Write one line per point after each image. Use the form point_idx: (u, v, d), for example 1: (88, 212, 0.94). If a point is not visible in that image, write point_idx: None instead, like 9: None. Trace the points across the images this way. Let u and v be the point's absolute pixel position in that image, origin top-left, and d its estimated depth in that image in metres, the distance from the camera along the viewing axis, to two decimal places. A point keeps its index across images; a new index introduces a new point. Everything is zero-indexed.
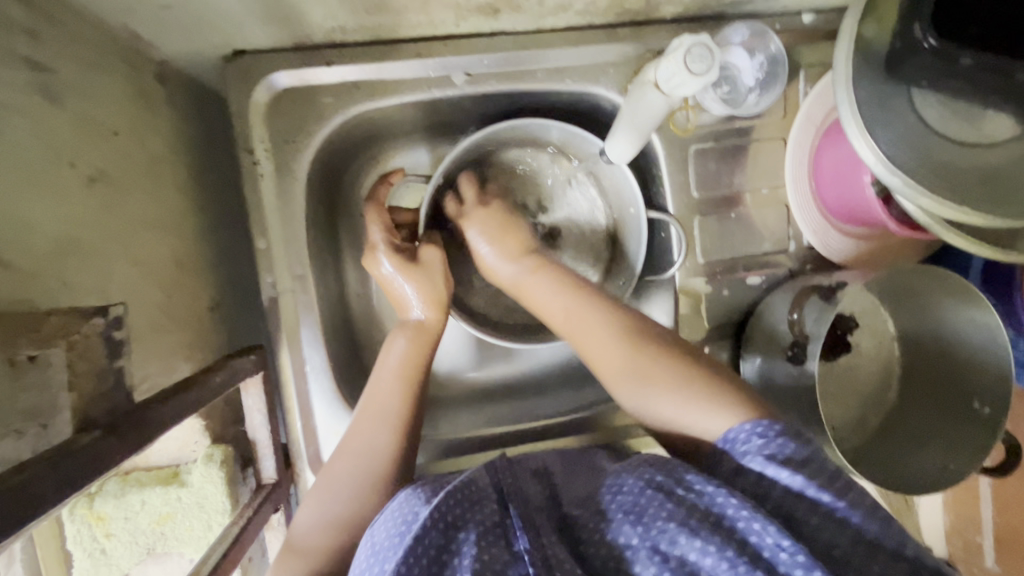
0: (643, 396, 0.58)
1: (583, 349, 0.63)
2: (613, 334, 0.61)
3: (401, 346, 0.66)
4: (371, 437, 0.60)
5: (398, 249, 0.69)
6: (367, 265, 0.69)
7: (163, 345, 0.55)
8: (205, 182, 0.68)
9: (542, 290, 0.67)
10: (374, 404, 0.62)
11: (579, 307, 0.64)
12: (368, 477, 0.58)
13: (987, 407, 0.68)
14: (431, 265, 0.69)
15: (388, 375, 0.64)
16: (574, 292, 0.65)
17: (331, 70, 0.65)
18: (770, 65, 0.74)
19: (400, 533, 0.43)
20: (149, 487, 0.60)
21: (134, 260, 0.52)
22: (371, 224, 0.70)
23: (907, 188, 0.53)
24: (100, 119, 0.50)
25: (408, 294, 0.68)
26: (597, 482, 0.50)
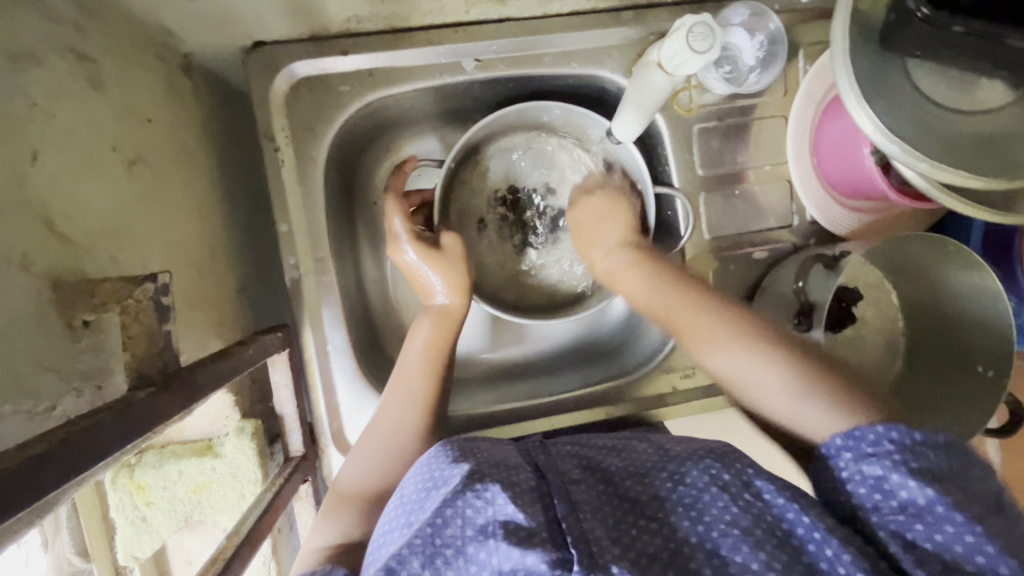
0: (741, 367, 0.60)
1: (684, 332, 0.65)
2: (718, 315, 0.63)
3: (426, 330, 0.68)
4: (398, 415, 0.63)
5: (420, 238, 0.71)
6: (390, 253, 0.72)
7: (196, 321, 0.58)
8: (228, 170, 0.71)
9: (638, 286, 0.70)
10: (399, 385, 0.65)
11: (675, 296, 0.67)
12: (394, 452, 0.61)
13: (990, 370, 0.69)
14: (453, 254, 0.72)
15: (414, 358, 0.66)
16: (665, 280, 0.69)
17: (348, 59, 0.68)
18: (769, 44, 0.76)
19: (427, 488, 0.47)
20: (185, 457, 0.61)
21: (168, 241, 0.55)
22: (393, 215, 0.71)
23: (906, 155, 0.55)
24: (135, 106, 0.53)
25: (430, 279, 0.70)
26: (656, 461, 0.51)
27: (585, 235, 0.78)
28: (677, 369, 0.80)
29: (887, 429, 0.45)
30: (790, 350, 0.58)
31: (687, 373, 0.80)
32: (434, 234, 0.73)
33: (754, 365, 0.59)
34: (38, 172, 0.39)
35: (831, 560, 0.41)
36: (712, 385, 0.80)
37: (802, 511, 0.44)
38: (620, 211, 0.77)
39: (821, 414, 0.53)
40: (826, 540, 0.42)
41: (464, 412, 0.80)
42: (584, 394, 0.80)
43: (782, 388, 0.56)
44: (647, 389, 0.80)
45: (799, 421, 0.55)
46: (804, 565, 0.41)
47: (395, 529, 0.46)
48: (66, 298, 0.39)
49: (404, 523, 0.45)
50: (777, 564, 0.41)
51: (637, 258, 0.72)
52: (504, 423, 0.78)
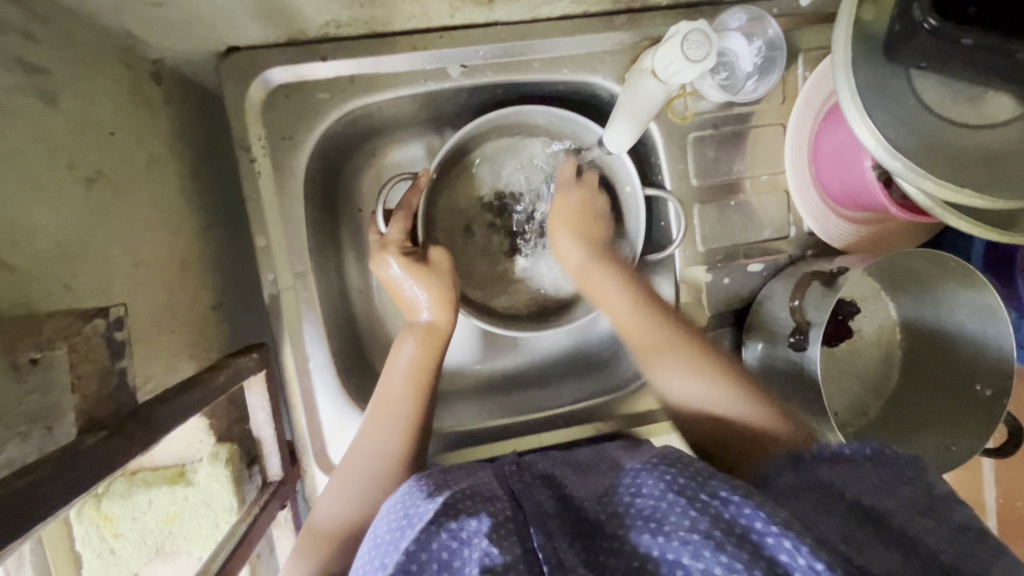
0: (699, 397, 0.62)
1: (663, 377, 0.64)
2: (690, 351, 0.64)
3: (411, 348, 0.65)
4: (380, 439, 0.60)
5: (406, 252, 0.69)
6: (374, 266, 0.69)
7: (165, 344, 0.55)
8: (203, 181, 0.68)
9: (620, 309, 0.68)
10: (382, 407, 0.62)
11: (657, 334, 0.65)
12: (377, 476, 0.58)
13: (988, 389, 0.68)
14: (441, 268, 0.69)
15: (399, 378, 0.63)
16: (648, 310, 0.67)
17: (327, 65, 0.65)
18: (768, 50, 0.73)
19: (401, 527, 0.43)
20: (156, 486, 0.59)
21: (134, 261, 0.52)
22: (393, 227, 0.70)
23: (909, 173, 0.52)
24: (95, 119, 0.50)
25: (416, 294, 0.67)
26: (614, 480, 0.48)
27: (555, 234, 0.74)
28: None
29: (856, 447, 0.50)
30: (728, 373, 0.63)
31: None
32: (420, 248, 0.71)
33: (714, 387, 0.62)
34: None
35: (791, 552, 0.39)
36: None
37: (755, 504, 0.41)
38: (589, 209, 0.74)
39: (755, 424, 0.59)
40: (784, 532, 0.39)
41: (452, 429, 0.77)
42: (573, 410, 0.78)
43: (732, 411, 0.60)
44: (640, 405, 0.78)
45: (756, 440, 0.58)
46: (766, 562, 0.39)
47: (370, 572, 0.42)
48: (11, 337, 0.35)
49: (378, 566, 0.42)
50: (740, 565, 0.39)
51: (614, 265, 0.71)
52: (492, 440, 0.76)
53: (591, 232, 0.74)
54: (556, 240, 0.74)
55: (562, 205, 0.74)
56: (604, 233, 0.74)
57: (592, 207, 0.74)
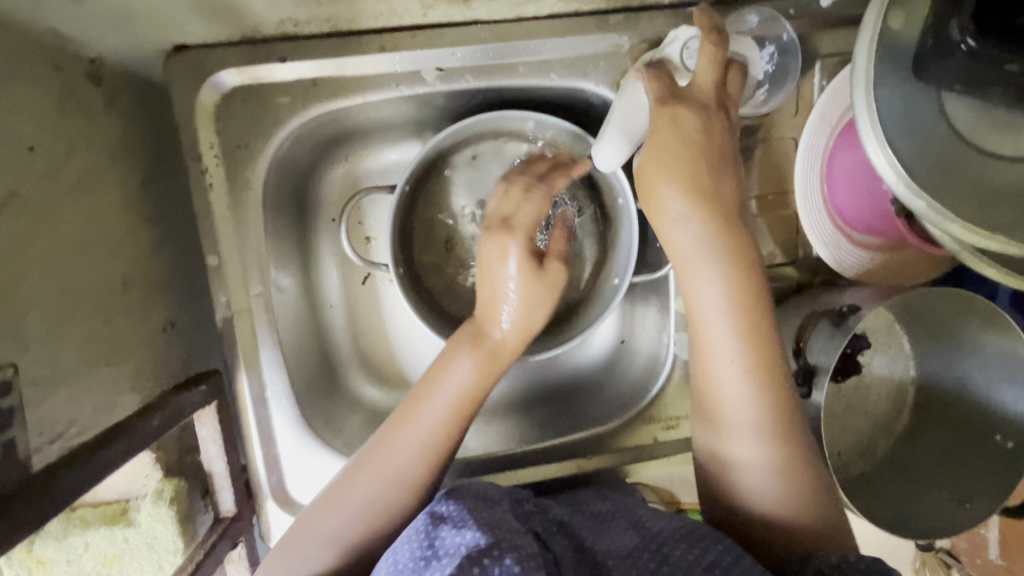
0: (765, 505, 0.50)
1: (739, 458, 0.52)
2: (791, 448, 0.50)
3: (466, 369, 0.57)
4: (400, 460, 0.53)
5: (531, 253, 0.61)
6: (487, 243, 0.61)
7: (101, 378, 0.51)
8: (153, 191, 0.62)
9: (730, 379, 0.51)
10: (414, 427, 0.54)
11: (762, 417, 0.50)
12: (388, 501, 0.53)
13: (1010, 442, 0.62)
14: (552, 286, 0.61)
15: (446, 399, 0.55)
16: (762, 385, 0.50)
17: (286, 66, 0.58)
18: (781, 55, 0.65)
19: (426, 558, 0.43)
20: (94, 526, 0.55)
21: (57, 291, 0.47)
22: (526, 208, 0.62)
23: (934, 215, 0.45)
24: (10, 131, 0.44)
25: (506, 295, 0.60)
26: (637, 543, 0.48)
27: (661, 190, 0.51)
28: (660, 419, 0.73)
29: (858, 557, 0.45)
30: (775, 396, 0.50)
31: (671, 424, 0.73)
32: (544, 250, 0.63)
33: (796, 500, 0.50)
34: None
35: None
36: None
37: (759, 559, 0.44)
38: (710, 147, 0.51)
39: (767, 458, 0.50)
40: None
41: None
42: (556, 445, 0.73)
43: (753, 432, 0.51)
44: (627, 440, 0.73)
45: (751, 471, 0.51)
46: None
47: None
48: None
49: None
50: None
51: (740, 288, 0.50)
52: (465, 474, 0.72)
53: (729, 254, 0.50)
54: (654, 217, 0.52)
55: (661, 164, 0.51)
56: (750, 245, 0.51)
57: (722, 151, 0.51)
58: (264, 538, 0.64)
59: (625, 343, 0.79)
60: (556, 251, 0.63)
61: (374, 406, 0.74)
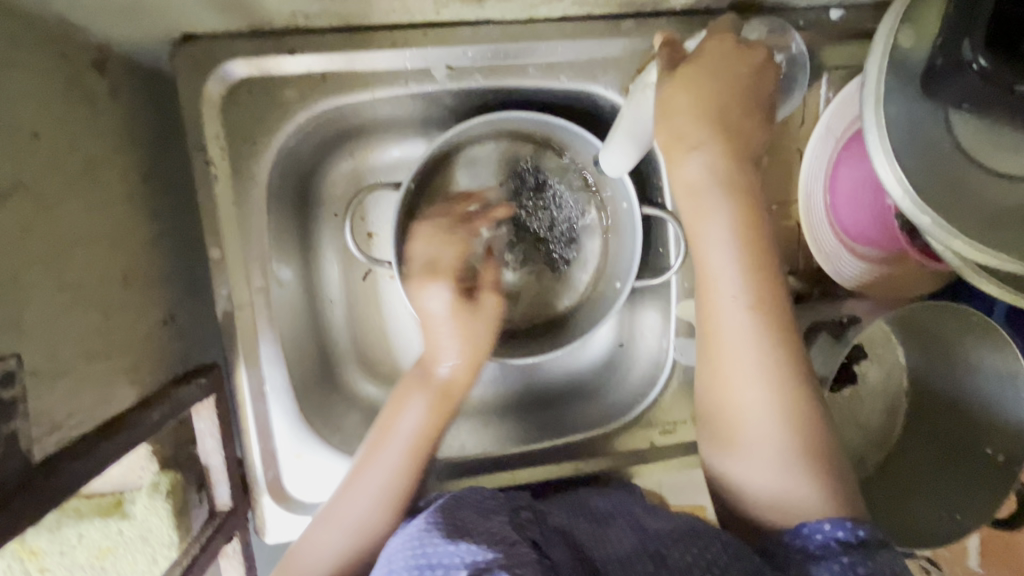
0: (771, 476, 0.46)
1: (744, 419, 0.48)
2: (800, 405, 0.47)
3: (418, 408, 0.58)
4: (359, 507, 0.54)
5: (460, 291, 0.64)
6: (418, 289, 0.64)
7: (100, 369, 0.50)
8: (155, 181, 0.61)
9: (734, 317, 0.49)
10: (371, 474, 0.55)
11: (765, 366, 0.48)
12: (352, 550, 0.53)
13: (1001, 456, 0.63)
14: (485, 317, 0.64)
15: (401, 442, 0.57)
16: (765, 326, 0.48)
17: (296, 59, 0.58)
18: (789, 66, 0.63)
19: (419, 568, 0.42)
20: (88, 518, 0.54)
21: (57, 281, 0.46)
22: (444, 248, 0.66)
23: (938, 230, 0.46)
24: (15, 117, 0.44)
25: (445, 341, 0.62)
26: (637, 544, 0.48)
27: (683, 121, 0.50)
28: (657, 423, 0.74)
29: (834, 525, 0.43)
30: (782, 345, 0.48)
31: (667, 428, 0.74)
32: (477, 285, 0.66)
33: (801, 472, 0.46)
34: None
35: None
36: (694, 444, 0.73)
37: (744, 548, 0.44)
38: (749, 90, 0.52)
39: (773, 418, 0.47)
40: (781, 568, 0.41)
41: None
42: (554, 446, 0.73)
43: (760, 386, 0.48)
44: (623, 445, 0.73)
45: (755, 432, 0.48)
46: None
47: None
48: None
49: None
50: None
51: (747, 225, 0.50)
52: (462, 474, 0.72)
53: (738, 190, 0.50)
54: (670, 148, 0.52)
55: (686, 90, 0.50)
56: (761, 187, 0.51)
57: (753, 93, 0.51)
58: (260, 533, 0.64)
59: (624, 347, 0.79)
60: (488, 285, 0.66)
61: (371, 403, 0.74)
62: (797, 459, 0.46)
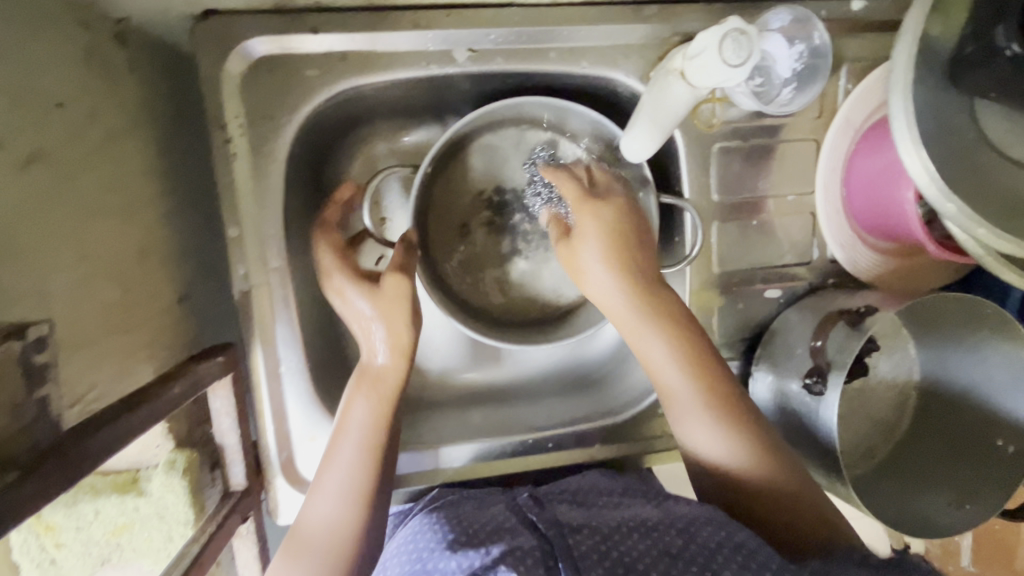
0: (710, 445, 0.56)
1: (674, 401, 0.58)
2: (710, 384, 0.57)
3: (362, 404, 0.57)
4: (325, 508, 0.54)
5: (360, 277, 0.60)
6: (329, 292, 0.61)
7: (119, 345, 0.50)
8: (171, 159, 0.61)
9: (643, 336, 0.58)
10: (329, 476, 0.55)
11: (701, 393, 0.57)
12: (326, 554, 0.51)
13: (1012, 447, 0.64)
14: (391, 297, 0.58)
15: (353, 438, 0.56)
16: (683, 350, 0.58)
17: (317, 38, 0.57)
18: (811, 57, 0.65)
19: (412, 559, 0.52)
20: (104, 495, 0.53)
21: (80, 254, 0.46)
22: (324, 247, 0.62)
23: (962, 218, 0.46)
24: (38, 87, 0.43)
25: (375, 336, 0.58)
26: (661, 519, 0.52)
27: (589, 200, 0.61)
28: None
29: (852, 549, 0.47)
30: (689, 339, 0.58)
31: None
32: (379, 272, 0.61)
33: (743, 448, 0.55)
34: None
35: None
36: None
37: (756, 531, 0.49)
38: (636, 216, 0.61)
39: (699, 407, 0.57)
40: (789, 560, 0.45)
41: (433, 445, 0.72)
42: (566, 433, 0.74)
43: (675, 376, 0.58)
44: (636, 431, 0.75)
45: (689, 429, 0.58)
46: None
47: None
48: None
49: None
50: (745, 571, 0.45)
51: (619, 254, 0.59)
52: (474, 458, 0.72)
53: (605, 233, 0.59)
54: (569, 257, 0.61)
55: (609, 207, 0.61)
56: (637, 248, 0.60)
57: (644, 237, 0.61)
58: (272, 514, 0.64)
59: None
60: (392, 264, 0.59)
61: None
62: (733, 436, 0.56)
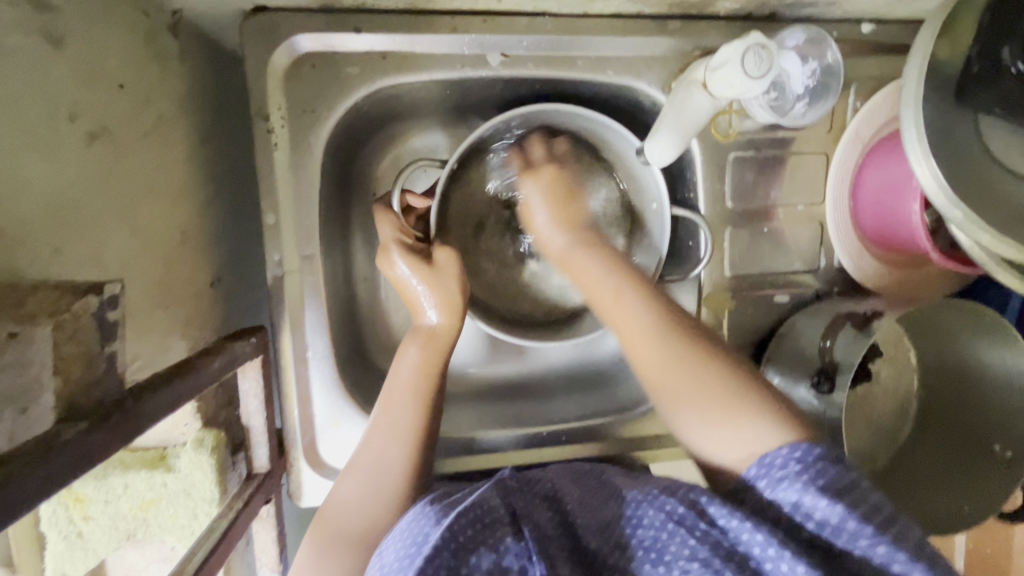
0: (664, 372, 0.54)
1: (621, 322, 0.57)
2: (650, 311, 0.56)
3: (414, 354, 0.62)
4: (380, 451, 0.57)
5: (411, 250, 0.66)
6: (381, 266, 0.67)
7: (160, 320, 0.51)
8: (211, 147, 0.63)
9: (584, 261, 0.62)
10: (382, 421, 0.59)
11: (638, 308, 0.56)
12: (380, 489, 0.55)
13: (1007, 452, 0.66)
14: (446, 270, 0.66)
15: (404, 384, 0.60)
16: (622, 272, 0.60)
17: (360, 37, 0.60)
18: (823, 74, 0.69)
19: (411, 553, 0.43)
20: (134, 469, 0.55)
21: (132, 230, 0.48)
22: (382, 225, 0.67)
23: (968, 224, 0.49)
24: (104, 68, 0.45)
25: (424, 298, 0.65)
26: (608, 504, 0.48)
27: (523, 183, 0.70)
28: None
29: (792, 448, 0.46)
30: (630, 268, 0.60)
31: None
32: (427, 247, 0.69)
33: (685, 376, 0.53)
34: None
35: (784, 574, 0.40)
36: None
37: (752, 527, 0.42)
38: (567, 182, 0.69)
39: (640, 327, 0.56)
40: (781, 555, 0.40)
41: (449, 436, 0.74)
42: (579, 427, 0.76)
43: (614, 296, 0.58)
44: (647, 429, 0.76)
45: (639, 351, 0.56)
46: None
47: None
48: None
49: None
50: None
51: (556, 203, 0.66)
52: (489, 450, 0.74)
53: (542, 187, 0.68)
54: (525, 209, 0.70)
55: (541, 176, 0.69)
56: (575, 207, 0.67)
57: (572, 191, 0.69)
58: (294, 496, 0.66)
59: None
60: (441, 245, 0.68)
61: None
62: (680, 361, 0.53)
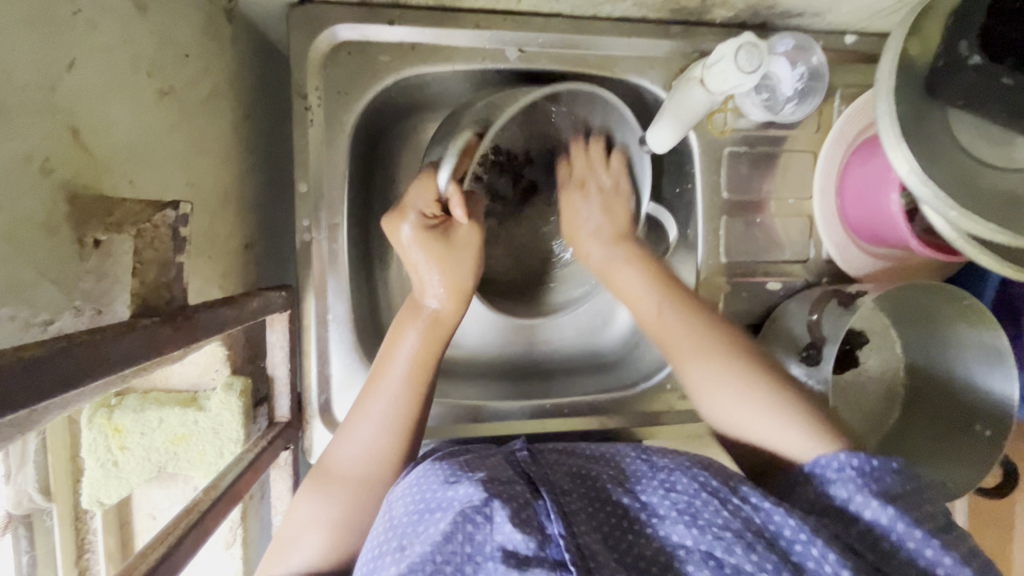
0: (712, 383, 0.63)
1: (666, 339, 0.66)
2: (695, 322, 0.66)
3: (413, 340, 0.63)
4: (367, 436, 0.59)
5: (429, 224, 0.64)
6: (388, 227, 0.64)
7: (202, 266, 0.56)
8: (253, 124, 0.69)
9: (625, 274, 0.70)
10: (374, 404, 0.60)
11: (682, 325, 0.66)
12: (364, 476, 0.58)
13: (988, 430, 0.69)
14: (462, 249, 0.65)
15: (400, 370, 0.61)
16: (663, 287, 0.68)
17: (393, 29, 0.67)
18: (810, 78, 0.76)
19: (420, 511, 0.45)
20: (169, 406, 0.60)
21: (187, 180, 0.53)
22: (415, 188, 0.64)
23: (938, 201, 0.55)
24: (175, 38, 0.51)
25: (432, 279, 0.64)
26: (639, 470, 0.51)
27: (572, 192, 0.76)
28: (677, 389, 0.81)
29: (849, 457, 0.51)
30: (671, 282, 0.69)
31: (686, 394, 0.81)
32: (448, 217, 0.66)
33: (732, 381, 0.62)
34: (71, 84, 0.38)
35: (807, 554, 0.43)
36: None
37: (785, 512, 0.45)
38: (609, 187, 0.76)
39: (694, 346, 0.65)
40: (812, 541, 0.43)
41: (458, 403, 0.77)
42: (581, 402, 0.79)
43: (665, 316, 0.67)
44: (644, 405, 0.80)
45: (697, 371, 0.64)
46: (792, 564, 0.42)
47: (386, 552, 0.44)
48: (82, 211, 0.37)
49: (396, 547, 0.44)
50: (770, 565, 0.41)
51: (599, 213, 0.75)
52: (496, 419, 0.77)
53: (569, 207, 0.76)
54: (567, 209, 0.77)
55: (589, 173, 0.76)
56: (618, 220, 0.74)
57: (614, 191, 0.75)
58: (307, 453, 0.70)
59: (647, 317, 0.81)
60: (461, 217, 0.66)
61: None
62: (729, 370, 0.62)
